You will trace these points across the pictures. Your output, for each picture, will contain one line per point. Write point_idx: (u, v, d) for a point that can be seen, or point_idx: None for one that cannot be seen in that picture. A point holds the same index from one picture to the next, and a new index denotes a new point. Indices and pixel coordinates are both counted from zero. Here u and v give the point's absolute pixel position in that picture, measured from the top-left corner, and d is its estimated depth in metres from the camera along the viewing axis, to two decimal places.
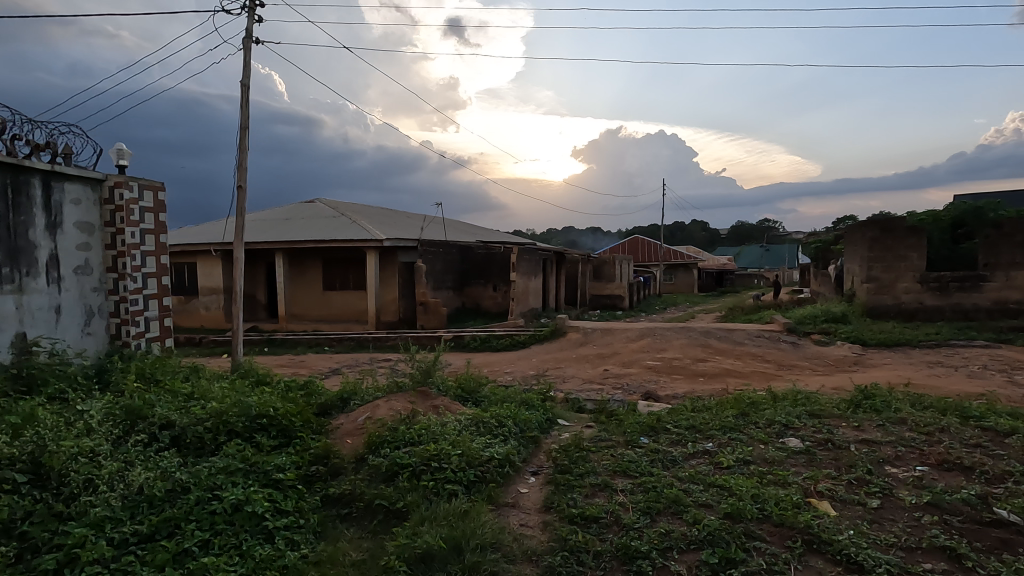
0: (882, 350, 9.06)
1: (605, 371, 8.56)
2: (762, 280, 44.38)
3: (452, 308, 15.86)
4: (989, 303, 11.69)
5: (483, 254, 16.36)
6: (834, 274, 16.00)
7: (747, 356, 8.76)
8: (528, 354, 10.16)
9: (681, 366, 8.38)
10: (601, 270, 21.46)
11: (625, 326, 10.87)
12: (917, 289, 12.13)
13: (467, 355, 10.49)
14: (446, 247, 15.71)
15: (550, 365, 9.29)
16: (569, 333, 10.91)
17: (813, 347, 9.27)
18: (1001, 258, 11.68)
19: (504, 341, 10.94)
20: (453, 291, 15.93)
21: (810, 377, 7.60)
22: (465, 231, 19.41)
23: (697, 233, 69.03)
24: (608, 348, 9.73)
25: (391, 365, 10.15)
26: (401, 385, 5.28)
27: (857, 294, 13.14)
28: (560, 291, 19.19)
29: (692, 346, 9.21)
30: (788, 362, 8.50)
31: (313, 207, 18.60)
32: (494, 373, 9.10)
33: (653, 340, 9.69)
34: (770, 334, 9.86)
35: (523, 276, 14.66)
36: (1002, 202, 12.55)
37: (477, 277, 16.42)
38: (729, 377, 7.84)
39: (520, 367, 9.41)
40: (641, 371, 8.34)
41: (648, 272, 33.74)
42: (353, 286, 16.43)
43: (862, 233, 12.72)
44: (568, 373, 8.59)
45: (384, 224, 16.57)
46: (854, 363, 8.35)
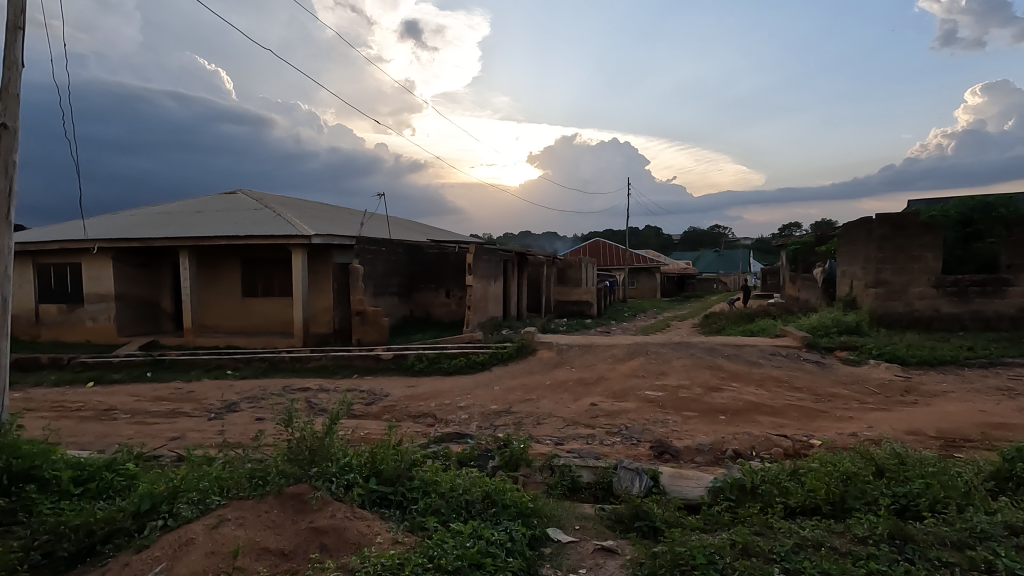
0: (928, 370, 7.31)
1: (592, 406, 6.41)
2: (721, 284, 43.95)
3: (398, 319, 13.49)
4: (1013, 310, 10.25)
5: (435, 255, 14.10)
6: (822, 278, 14.52)
7: (771, 383, 6.80)
8: (488, 380, 7.92)
9: (692, 397, 6.36)
10: (566, 274, 20.02)
11: (609, 342, 8.81)
12: (933, 294, 10.63)
13: (410, 382, 8.18)
14: (390, 246, 13.28)
15: (519, 397, 7.10)
16: (540, 351, 8.77)
17: (845, 369, 7.42)
18: None
19: (457, 362, 8.66)
20: (399, 298, 13.58)
21: (870, 417, 5.66)
22: (414, 230, 17.02)
23: (655, 238, 68.64)
24: (591, 372, 7.61)
25: (308, 398, 7.70)
26: (270, 460, 2.94)
27: (861, 301, 11.60)
28: (523, 297, 17.09)
29: (699, 369, 7.21)
30: (825, 391, 6.58)
31: (233, 198, 15.77)
32: (444, 414, 6.83)
33: (648, 361, 7.64)
34: (787, 352, 7.99)
35: (482, 280, 12.47)
36: (1015, 198, 11.28)
37: (427, 282, 14.14)
38: (760, 417, 5.83)
39: (479, 400, 7.17)
40: (642, 407, 6.24)
41: (612, 276, 32.17)
42: (278, 292, 13.80)
43: (867, 231, 11.19)
44: (544, 411, 6.40)
45: (316, 219, 13.99)
46: (906, 391, 6.54)
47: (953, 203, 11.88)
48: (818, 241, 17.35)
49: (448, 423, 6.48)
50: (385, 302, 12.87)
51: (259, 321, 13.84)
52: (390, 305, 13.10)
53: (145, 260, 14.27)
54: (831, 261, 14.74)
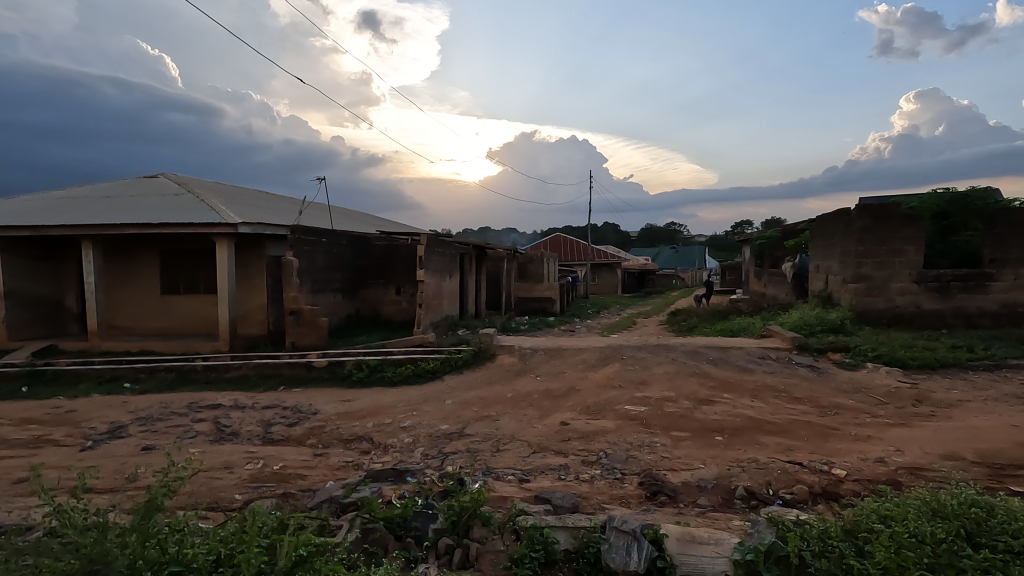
0: (933, 374, 6.56)
1: (563, 426, 5.30)
2: (680, 280, 44.01)
3: (342, 318, 12.09)
4: (995, 307, 9.80)
5: (383, 248, 12.76)
6: (793, 274, 13.97)
7: (768, 394, 5.86)
8: (440, 393, 6.71)
9: (682, 414, 5.35)
10: (527, 269, 18.91)
11: (579, 345, 7.74)
12: (914, 290, 10.07)
13: (347, 396, 6.90)
14: (332, 237, 11.83)
15: (475, 415, 5.94)
16: (500, 356, 7.62)
17: (843, 375, 6.58)
18: (1009, 253, 9.82)
19: (402, 370, 7.41)
20: (343, 296, 12.19)
21: (891, 435, 4.77)
22: (362, 221, 15.57)
23: (613, 234, 68.70)
24: (559, 382, 6.51)
25: (217, 418, 6.31)
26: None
27: (839, 298, 10.99)
28: (482, 294, 15.91)
29: (685, 378, 6.21)
30: (829, 402, 5.68)
31: (153, 183, 13.92)
32: (383, 438, 5.59)
33: (624, 368, 6.62)
34: (777, 356, 7.12)
35: (436, 276, 11.23)
36: (992, 191, 10.88)
37: (375, 277, 12.79)
38: (765, 437, 4.86)
39: (426, 419, 5.97)
40: (623, 427, 5.18)
41: (573, 271, 31.38)
42: (203, 289, 12.14)
43: (847, 223, 10.56)
44: (505, 433, 5.26)
45: (247, 206, 12.38)
46: (917, 401, 5.74)
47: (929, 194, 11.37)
48: (785, 236, 16.91)
49: (386, 453, 5.26)
50: (326, 300, 11.46)
51: (181, 323, 12.15)
52: (331, 304, 11.69)
53: (43, 251, 12.32)
54: (801, 256, 14.21)
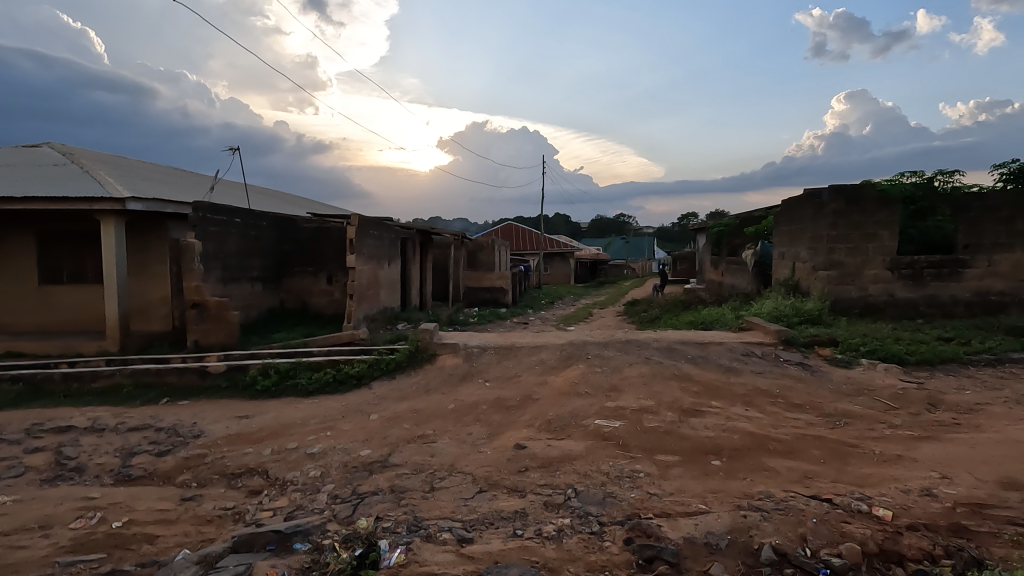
0: (935, 371, 5.79)
1: (518, 451, 4.11)
2: (631, 270, 43.87)
3: (262, 311, 10.49)
4: (968, 295, 9.33)
5: (312, 232, 11.18)
6: (754, 262, 13.34)
7: (762, 400, 4.89)
8: (364, 405, 5.39)
9: (666, 430, 4.29)
10: (476, 257, 17.61)
11: (535, 342, 6.57)
12: (888, 278, 9.47)
13: (247, 411, 5.47)
14: (248, 217, 10.14)
15: (406, 436, 4.67)
16: (441, 356, 6.35)
17: (840, 374, 5.69)
18: (984, 238, 9.31)
19: (319, 376, 6.03)
20: (262, 285, 10.59)
21: (925, 453, 3.84)
22: (289, 204, 13.84)
23: (564, 225, 68.24)
24: (513, 390, 5.32)
25: (60, 447, 4.75)
26: None
27: (807, 287, 10.32)
28: (426, 284, 14.57)
29: (663, 383, 5.15)
30: (835, 409, 4.75)
31: (32, 152, 11.75)
32: (281, 471, 4.23)
33: (590, 370, 5.52)
34: (762, 353, 6.20)
35: (371, 263, 9.81)
36: (948, 177, 10.35)
37: (303, 264, 11.23)
38: (774, 461, 3.83)
39: (343, 442, 4.65)
40: (596, 450, 4.05)
41: (525, 261, 30.35)
42: (91, 278, 10.22)
43: (818, 206, 9.87)
44: (443, 462, 4.02)
45: (144, 180, 10.50)
46: (931, 405, 4.89)
47: (890, 180, 10.56)
48: (743, 223, 16.43)
49: (282, 495, 3.92)
50: (240, 291, 9.84)
51: (64, 318, 10.20)
52: (248, 295, 10.08)
53: None
54: (762, 244, 13.61)
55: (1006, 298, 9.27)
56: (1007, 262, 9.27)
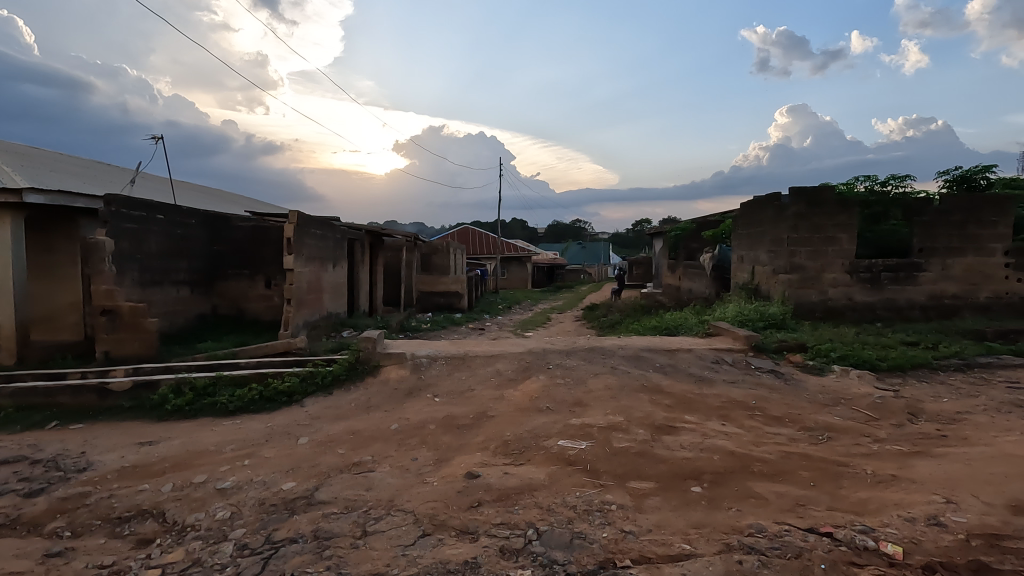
0: (908, 378, 5.55)
1: (469, 481, 3.51)
2: (588, 274, 43.97)
3: (189, 318, 9.48)
4: (924, 299, 9.35)
5: (248, 232, 10.23)
6: (713, 266, 13.21)
7: (739, 413, 4.47)
8: (293, 426, 4.66)
9: (640, 451, 3.79)
10: (431, 261, 16.40)
11: (491, 350, 5.98)
12: (847, 282, 9.40)
13: (150, 437, 4.62)
14: (173, 214, 9.12)
15: (339, 464, 3.99)
16: (386, 368, 5.67)
17: (814, 383, 5.36)
18: (938, 242, 9.30)
19: (243, 393, 5.24)
20: (190, 289, 9.58)
21: (921, 473, 3.46)
22: (225, 202, 12.79)
23: (521, 230, 68.00)
24: (466, 406, 4.73)
25: None
26: None
27: (768, 291, 10.17)
28: (377, 288, 13.79)
29: (633, 396, 4.66)
30: (816, 422, 4.36)
31: None
32: (181, 514, 3.47)
33: (552, 382, 4.99)
34: (732, 361, 5.84)
35: (312, 264, 9.00)
36: (903, 182, 10.41)
37: (238, 267, 10.27)
38: (760, 486, 3.37)
39: (263, 474, 3.92)
40: (561, 478, 3.49)
41: (482, 265, 29.76)
42: None
43: (779, 208, 9.73)
44: (380, 498, 3.37)
45: (50, 172, 9.33)
46: (913, 415, 4.59)
47: (847, 184, 10.55)
48: (700, 227, 16.40)
49: (178, 545, 3.17)
50: (163, 295, 8.82)
51: None
52: (172, 300, 9.07)
53: None
54: (720, 248, 13.51)
55: (960, 301, 9.33)
56: (960, 265, 9.31)
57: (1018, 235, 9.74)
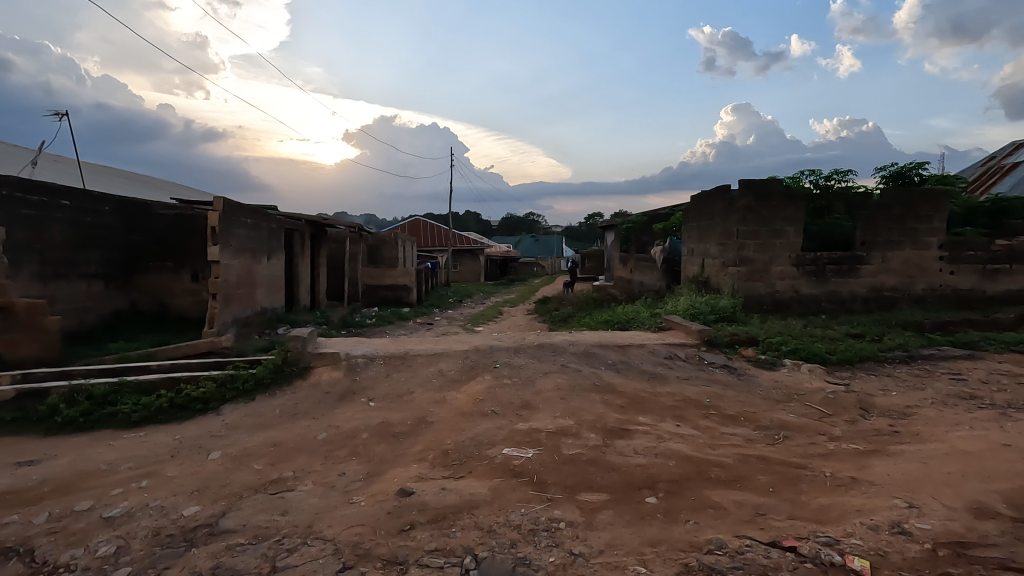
0: (857, 372, 5.52)
1: (402, 499, 3.11)
2: (541, 267, 43.88)
3: (102, 315, 8.58)
4: (865, 291, 9.56)
5: (171, 220, 9.37)
6: (664, 259, 13.20)
7: (694, 413, 4.26)
8: (206, 439, 4.12)
9: (591, 458, 3.49)
10: (378, 252, 15.88)
11: (434, 348, 5.58)
12: (793, 274, 9.50)
13: (32, 455, 3.96)
14: (80, 200, 8.20)
15: (254, 482, 3.50)
16: (318, 369, 5.17)
17: (767, 378, 5.23)
18: (879, 236, 9.51)
19: (149, 401, 4.63)
20: (104, 284, 8.67)
21: (880, 475, 3.31)
22: (148, 189, 11.74)
23: (474, 222, 67.31)
24: (403, 411, 4.31)
25: None
26: None
27: (718, 284, 10.18)
28: (319, 281, 13.08)
29: (583, 397, 4.37)
30: (771, 420, 4.20)
31: None
32: (53, 551, 2.90)
33: (499, 383, 4.64)
34: (685, 356, 5.66)
35: (243, 256, 8.30)
36: (844, 177, 10.63)
37: (160, 259, 9.40)
38: (717, 494, 3.13)
39: (162, 497, 3.38)
40: (504, 492, 3.14)
41: (433, 258, 29.04)
42: None
43: (729, 201, 9.71)
44: (297, 525, 2.92)
45: None
46: (864, 410, 4.51)
47: (793, 178, 10.68)
48: (651, 220, 16.46)
49: None
50: (70, 290, 7.92)
51: None
52: (81, 296, 8.17)
53: None
54: (671, 241, 13.53)
55: (898, 294, 9.58)
56: (898, 258, 9.54)
57: (950, 229, 10.09)
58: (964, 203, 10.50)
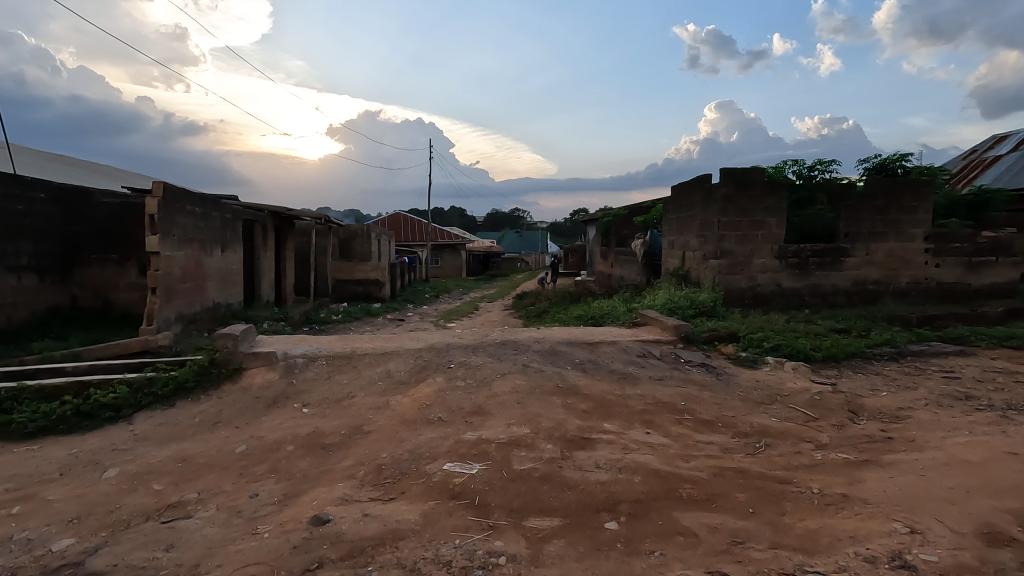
0: (843, 370, 5.11)
1: (314, 530, 2.59)
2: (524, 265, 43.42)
3: (36, 311, 7.90)
4: (848, 284, 9.23)
5: (113, 208, 8.69)
6: (644, 252, 12.79)
7: (665, 418, 3.81)
8: (106, 454, 3.56)
9: (545, 475, 3.00)
10: (350, 246, 15.02)
11: (384, 347, 5.06)
12: (775, 267, 9.13)
13: None
14: (6, 185, 7.49)
15: (147, 507, 2.96)
16: (251, 370, 4.62)
17: (747, 378, 4.80)
18: (863, 227, 9.16)
19: (49, 409, 4.05)
20: (38, 277, 7.99)
21: (874, 491, 2.87)
22: (94, 178, 10.97)
23: (457, 218, 66.42)
24: (338, 419, 3.80)
25: None
26: None
27: (698, 277, 9.79)
28: (285, 275, 12.47)
29: (542, 401, 3.89)
30: (751, 426, 3.76)
31: None
32: None
33: (450, 386, 4.14)
34: (660, 354, 5.21)
35: (189, 247, 7.67)
36: (827, 167, 10.30)
37: (103, 251, 8.67)
38: (687, 518, 2.67)
39: (32, 528, 2.82)
40: (437, 519, 2.64)
41: (413, 253, 28.37)
42: None
43: (709, 190, 9.31)
44: (179, 564, 2.40)
45: None
46: (853, 413, 4.09)
47: (775, 167, 10.31)
48: (632, 213, 16.09)
49: None
50: None
51: None
52: (8, 291, 7.48)
53: None
54: (651, 233, 13.12)
55: (882, 287, 9.26)
56: (882, 250, 9.22)
57: (935, 220, 9.80)
58: (947, 194, 10.24)
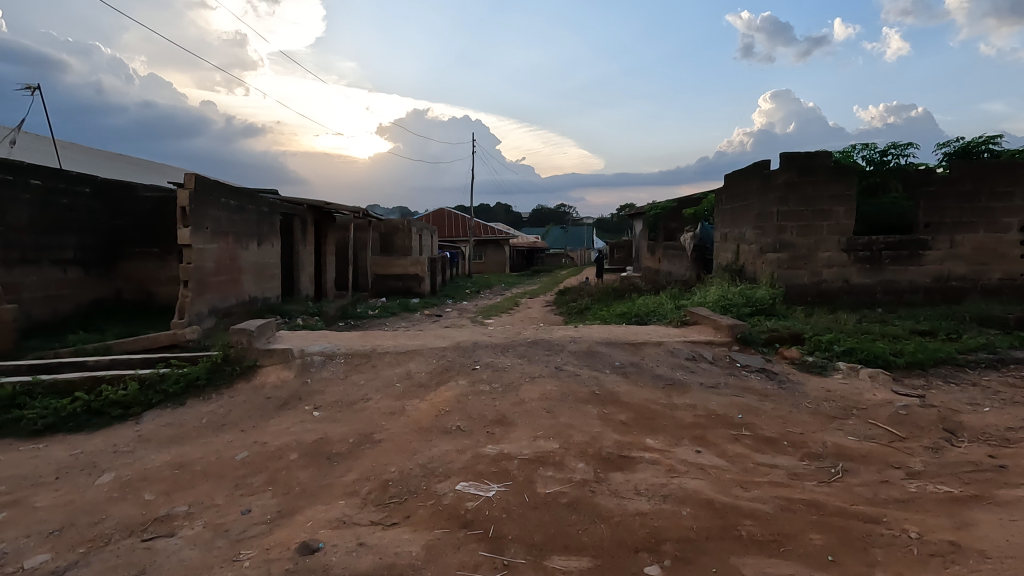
0: (931, 379, 4.39)
1: (299, 561, 2.22)
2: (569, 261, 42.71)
3: (80, 304, 8.02)
4: (928, 280, 8.26)
5: (153, 202, 8.75)
6: (694, 246, 12.03)
7: (719, 434, 3.26)
8: (106, 456, 3.34)
9: (574, 501, 2.53)
10: (390, 240, 14.92)
11: (406, 345, 4.71)
12: (842, 261, 8.28)
13: None
14: (51, 179, 7.61)
15: (131, 521, 2.68)
16: (267, 368, 4.36)
17: (816, 386, 4.17)
18: (946, 216, 8.17)
19: (60, 405, 3.89)
20: (82, 270, 8.11)
21: (993, 541, 2.26)
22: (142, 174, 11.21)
23: (503, 214, 66.21)
24: (349, 425, 3.45)
25: None
26: None
27: (754, 272, 9.02)
28: (325, 269, 12.43)
29: (575, 411, 3.42)
30: (824, 446, 3.17)
31: None
32: None
33: (473, 390, 3.73)
34: (712, 357, 4.63)
35: (222, 240, 7.58)
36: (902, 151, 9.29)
37: (144, 244, 8.75)
38: (748, 566, 2.15)
39: (10, 538, 2.60)
40: (442, 553, 2.23)
41: (456, 249, 28.26)
42: None
43: (767, 177, 8.53)
44: None
45: None
46: (951, 433, 3.42)
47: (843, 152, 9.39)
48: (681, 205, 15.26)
49: None
50: (39, 277, 7.36)
51: None
52: (53, 284, 7.61)
53: None
54: (703, 226, 12.33)
55: (969, 284, 8.23)
56: (969, 242, 8.19)
57: None
58: None
